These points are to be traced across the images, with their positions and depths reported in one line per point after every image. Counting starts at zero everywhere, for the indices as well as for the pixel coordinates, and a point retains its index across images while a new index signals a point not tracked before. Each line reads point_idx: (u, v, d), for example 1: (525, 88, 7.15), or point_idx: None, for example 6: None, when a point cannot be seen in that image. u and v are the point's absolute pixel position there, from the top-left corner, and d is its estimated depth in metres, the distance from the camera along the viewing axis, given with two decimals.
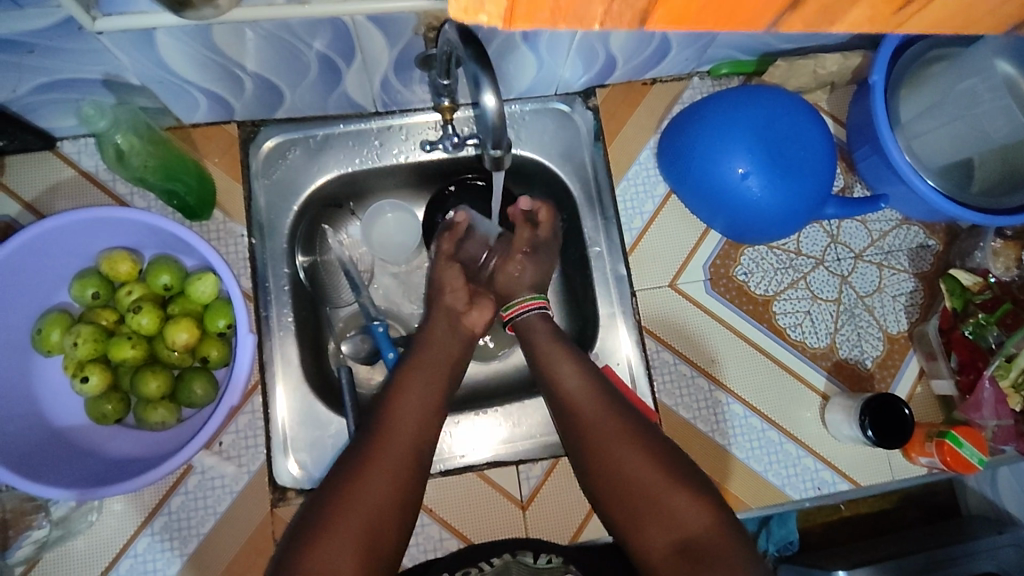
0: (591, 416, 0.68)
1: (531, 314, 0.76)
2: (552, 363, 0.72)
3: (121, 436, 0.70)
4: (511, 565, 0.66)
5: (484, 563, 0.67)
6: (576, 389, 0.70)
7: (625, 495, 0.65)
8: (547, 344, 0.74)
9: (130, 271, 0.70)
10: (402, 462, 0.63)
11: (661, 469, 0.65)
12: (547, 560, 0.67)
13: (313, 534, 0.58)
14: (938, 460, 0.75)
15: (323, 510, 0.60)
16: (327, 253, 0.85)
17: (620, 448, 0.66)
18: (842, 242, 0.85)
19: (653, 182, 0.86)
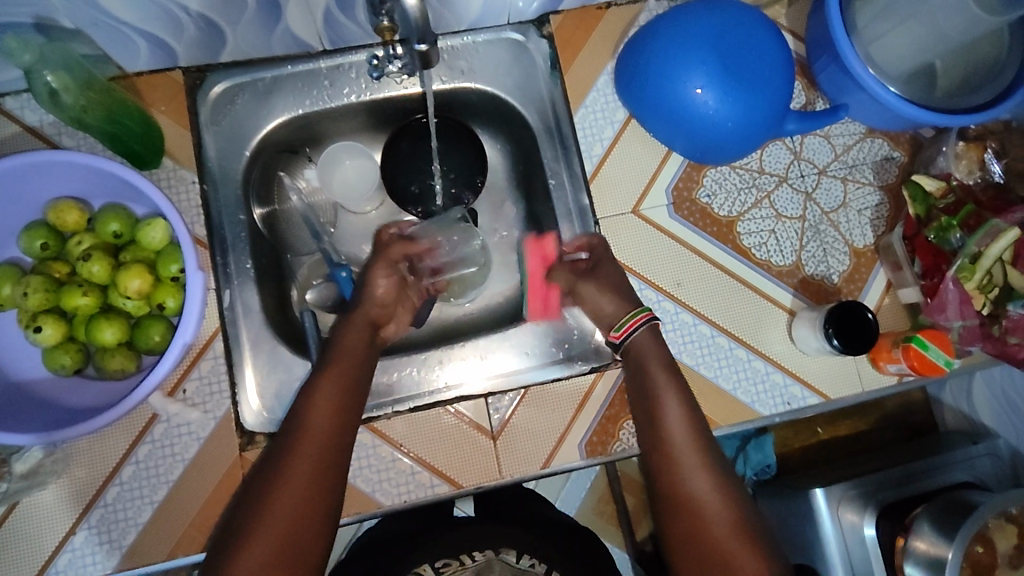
0: (684, 456, 0.66)
1: (642, 329, 0.73)
2: (659, 396, 0.70)
3: (80, 387, 0.69)
4: (494, 563, 0.75)
5: (466, 556, 0.75)
6: (678, 431, 0.68)
7: (689, 544, 0.63)
8: (659, 371, 0.71)
9: (79, 220, 0.69)
10: (331, 448, 0.61)
11: (731, 520, 0.63)
12: (530, 562, 0.75)
13: (239, 541, 0.56)
14: (905, 366, 0.75)
15: (251, 508, 0.58)
16: (286, 203, 0.86)
17: (703, 491, 0.64)
18: (806, 158, 0.84)
19: (612, 109, 0.84)
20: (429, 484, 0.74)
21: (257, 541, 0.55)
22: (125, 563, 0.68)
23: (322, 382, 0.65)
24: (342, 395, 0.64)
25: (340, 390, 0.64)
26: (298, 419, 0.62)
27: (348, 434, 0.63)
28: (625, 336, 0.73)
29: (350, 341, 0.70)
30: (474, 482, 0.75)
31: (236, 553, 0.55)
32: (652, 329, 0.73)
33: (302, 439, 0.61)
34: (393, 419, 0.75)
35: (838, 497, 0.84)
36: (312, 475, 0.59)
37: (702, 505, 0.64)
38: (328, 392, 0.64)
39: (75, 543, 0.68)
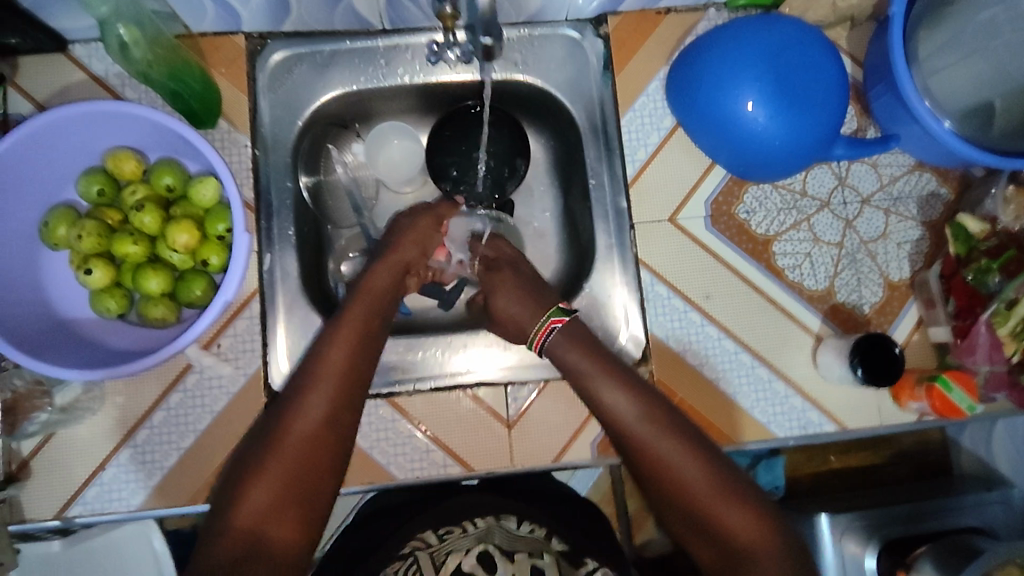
0: (644, 432, 0.64)
1: (554, 335, 0.71)
2: (596, 386, 0.68)
3: (121, 331, 0.73)
4: (494, 529, 0.67)
5: (467, 523, 0.68)
6: (626, 406, 0.66)
7: (677, 512, 0.62)
8: (587, 366, 0.69)
9: (135, 171, 0.73)
10: (344, 393, 0.63)
11: (709, 478, 0.62)
12: (529, 529, 0.68)
13: (247, 480, 0.58)
14: (927, 405, 0.75)
15: (259, 448, 0.60)
16: (331, 174, 0.87)
17: (671, 456, 0.63)
18: (850, 185, 0.84)
19: (660, 115, 0.84)
20: (443, 463, 0.76)
21: (263, 481, 0.58)
22: (150, 502, 0.71)
23: (336, 331, 0.66)
24: (355, 343, 0.66)
25: (352, 338, 0.65)
26: (315, 359, 0.64)
27: (359, 386, 0.64)
28: (544, 341, 0.72)
29: (376, 281, 0.72)
30: (485, 467, 0.76)
31: (243, 492, 0.57)
32: (567, 331, 0.71)
33: (314, 383, 0.62)
34: (414, 396, 0.77)
35: (842, 526, 0.84)
36: (326, 417, 0.61)
37: (677, 474, 0.62)
38: (344, 335, 0.66)
39: (104, 477, 0.71)
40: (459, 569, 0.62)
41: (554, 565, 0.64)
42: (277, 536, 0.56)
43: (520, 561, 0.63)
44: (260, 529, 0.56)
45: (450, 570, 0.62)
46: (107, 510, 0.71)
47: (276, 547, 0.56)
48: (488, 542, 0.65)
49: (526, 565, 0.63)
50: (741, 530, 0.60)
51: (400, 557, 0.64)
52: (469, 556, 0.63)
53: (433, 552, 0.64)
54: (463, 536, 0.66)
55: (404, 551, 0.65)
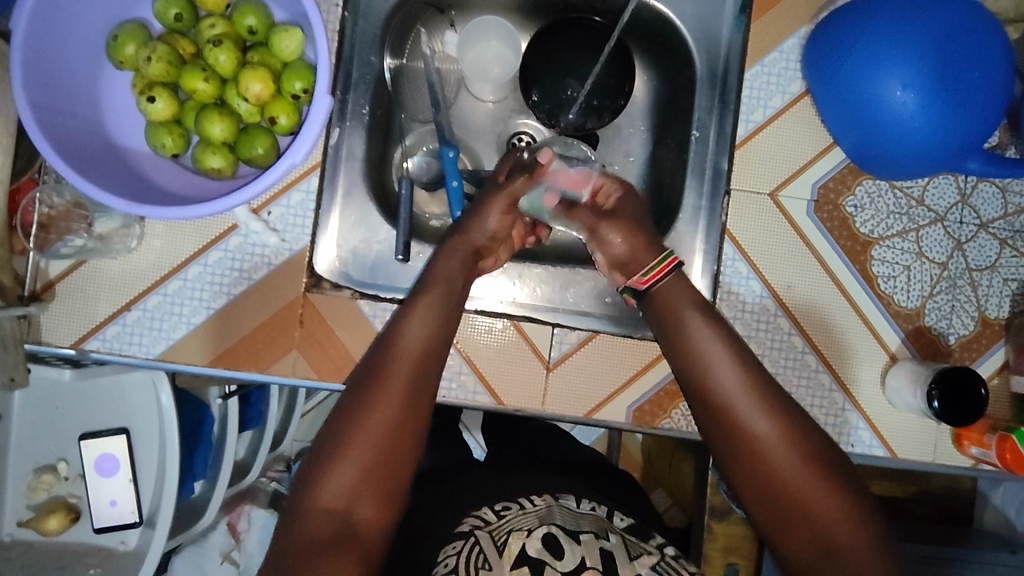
0: (733, 399, 0.58)
1: (667, 277, 0.65)
2: (691, 341, 0.62)
3: (172, 172, 0.68)
4: (554, 508, 0.59)
5: (525, 501, 0.60)
6: (723, 373, 0.59)
7: (763, 493, 0.56)
8: (688, 311, 0.63)
9: (218, 3, 0.66)
10: (428, 366, 0.58)
11: (802, 460, 0.56)
12: (590, 506, 0.62)
13: (330, 454, 0.53)
14: (993, 454, 0.69)
15: (336, 422, 0.55)
16: (416, 59, 0.81)
17: (765, 434, 0.57)
18: (972, 205, 0.76)
19: (788, 78, 0.76)
20: (472, 389, 0.72)
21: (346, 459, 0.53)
22: (169, 354, 0.68)
23: (420, 299, 0.62)
24: (435, 322, 0.61)
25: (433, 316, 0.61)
26: (399, 324, 0.60)
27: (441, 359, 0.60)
28: (652, 283, 0.66)
29: (456, 256, 0.66)
30: (515, 404, 0.73)
31: (327, 467, 0.53)
32: (681, 277, 0.66)
33: (389, 363, 0.57)
34: None
35: None
36: (406, 395, 0.56)
37: (767, 452, 0.56)
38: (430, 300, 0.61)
39: (128, 318, 0.68)
40: (524, 552, 0.53)
41: (622, 545, 0.56)
42: (362, 517, 0.52)
43: (588, 542, 0.54)
44: (346, 508, 0.52)
45: (514, 554, 0.53)
46: (124, 351, 0.68)
47: (361, 530, 0.52)
48: (551, 522, 0.56)
49: (595, 549, 0.54)
50: (839, 522, 0.53)
51: (460, 536, 0.56)
52: (533, 539, 0.54)
53: (493, 532, 0.55)
54: (524, 515, 0.57)
55: (464, 530, 0.56)
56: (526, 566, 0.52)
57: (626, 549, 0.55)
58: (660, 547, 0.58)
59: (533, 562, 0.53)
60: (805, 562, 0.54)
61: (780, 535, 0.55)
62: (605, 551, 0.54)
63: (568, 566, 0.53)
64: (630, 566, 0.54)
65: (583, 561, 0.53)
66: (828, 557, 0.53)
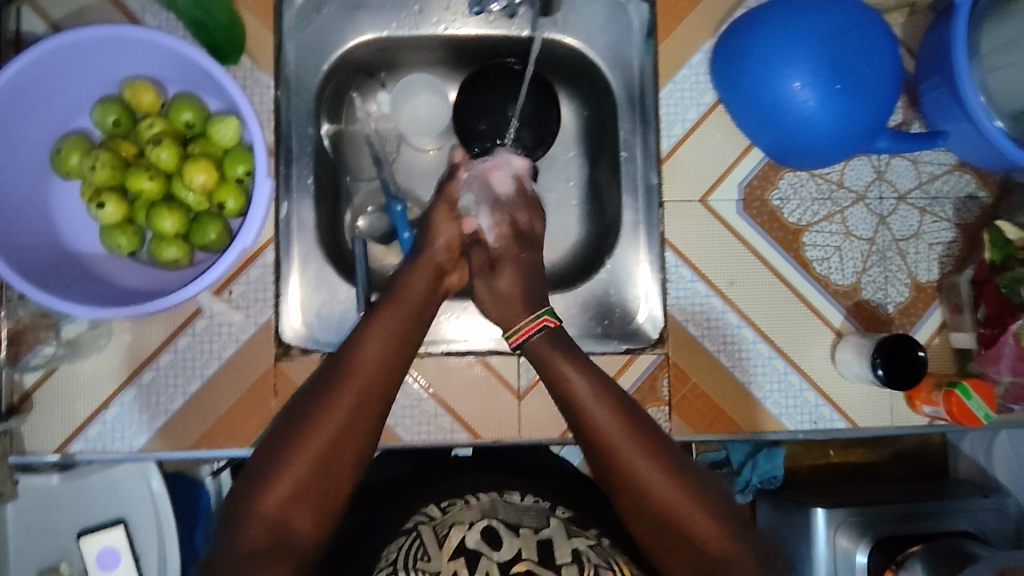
0: (611, 434, 0.62)
1: (537, 335, 0.70)
2: (570, 382, 0.65)
3: (132, 269, 0.70)
4: (498, 504, 0.64)
5: (471, 496, 0.65)
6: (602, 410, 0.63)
7: (644, 520, 0.60)
8: (565, 361, 0.67)
9: (153, 103, 0.69)
10: (384, 377, 0.62)
11: (682, 492, 0.59)
12: (535, 500, 0.66)
13: (279, 459, 0.56)
14: (943, 410, 0.74)
15: (278, 440, 0.58)
16: (353, 124, 0.85)
17: (644, 471, 0.60)
18: (888, 180, 0.81)
19: (701, 90, 0.81)
20: (450, 429, 0.75)
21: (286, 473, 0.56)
22: (153, 444, 0.71)
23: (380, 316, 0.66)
24: (394, 339, 0.64)
25: (392, 337, 0.64)
26: (356, 343, 0.63)
27: (398, 373, 0.63)
28: (521, 342, 0.71)
29: (416, 277, 0.70)
30: (492, 435, 0.76)
31: (270, 479, 0.56)
32: (548, 335, 0.70)
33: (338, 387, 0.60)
34: (425, 360, 0.76)
35: (837, 521, 0.85)
36: (360, 402, 0.59)
37: (649, 489, 0.60)
38: (388, 317, 0.65)
39: (107, 416, 0.70)
40: (463, 544, 0.59)
41: (561, 529, 0.62)
42: (297, 530, 0.55)
43: (527, 535, 0.60)
44: (281, 520, 0.55)
45: (452, 546, 0.58)
46: (108, 448, 0.70)
47: (297, 536, 0.55)
48: (492, 517, 0.61)
49: (532, 540, 0.59)
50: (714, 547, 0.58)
51: (404, 532, 0.61)
52: (473, 532, 0.59)
53: (436, 527, 0.61)
54: (468, 509, 0.63)
55: (409, 525, 0.62)
56: (462, 556, 0.58)
57: (564, 533, 0.61)
58: (597, 536, 0.63)
59: (468, 552, 0.58)
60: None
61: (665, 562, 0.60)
62: (542, 541, 0.60)
63: (505, 556, 0.58)
64: (567, 544, 0.60)
65: (520, 553, 0.58)
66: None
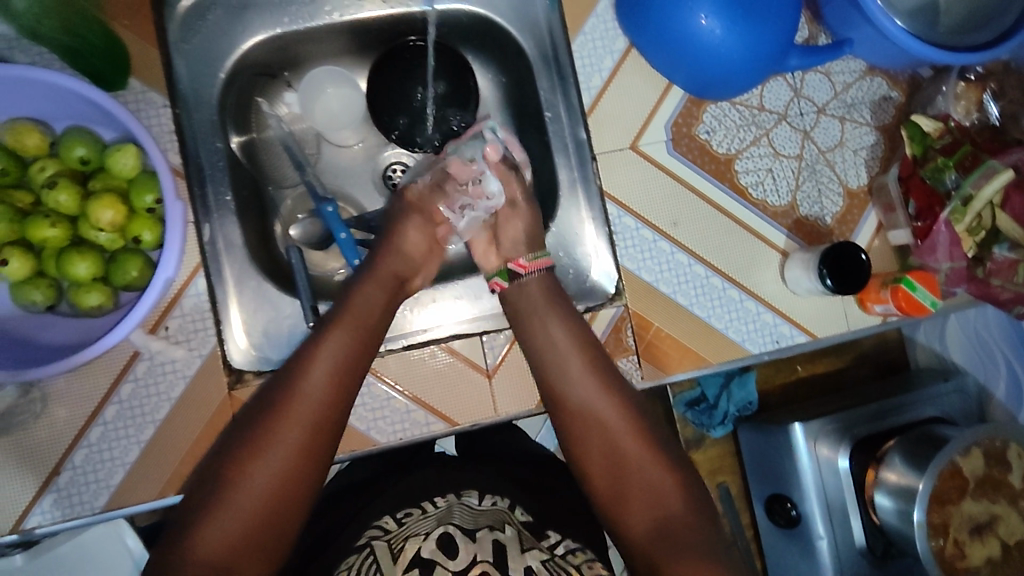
0: (587, 387, 0.66)
1: (538, 274, 0.71)
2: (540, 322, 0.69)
3: (55, 324, 0.66)
4: (454, 508, 0.65)
5: (427, 505, 0.67)
6: (571, 361, 0.67)
7: (606, 467, 0.64)
8: (547, 308, 0.70)
9: (40, 145, 0.64)
10: (324, 418, 0.59)
11: (644, 440, 0.64)
12: (492, 502, 0.68)
13: (209, 513, 0.55)
14: (893, 306, 0.76)
15: (224, 477, 0.56)
16: (265, 130, 0.82)
17: (610, 418, 0.65)
18: (806, 96, 0.82)
19: (612, 37, 0.80)
20: (425, 421, 0.74)
21: (226, 517, 0.54)
22: (116, 501, 0.67)
23: (322, 346, 0.61)
24: (335, 373, 0.60)
25: (334, 371, 0.60)
26: (289, 381, 0.60)
27: (341, 410, 0.60)
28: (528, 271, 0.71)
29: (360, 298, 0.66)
30: (469, 419, 0.75)
31: (210, 519, 0.54)
32: (546, 276, 0.71)
33: (282, 416, 0.57)
34: (387, 358, 0.74)
35: (816, 432, 0.88)
36: (298, 448, 0.57)
37: (613, 434, 0.64)
38: (329, 349, 0.61)
39: (60, 483, 0.66)
40: (418, 555, 0.58)
41: (516, 537, 0.62)
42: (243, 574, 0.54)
43: (482, 539, 0.60)
44: (225, 559, 0.53)
45: (406, 557, 0.58)
46: (69, 515, 0.66)
47: None
48: (448, 522, 0.62)
49: (488, 540, 0.60)
50: (671, 494, 0.62)
51: (357, 549, 0.62)
52: (428, 541, 0.59)
53: (390, 541, 0.61)
54: (424, 519, 0.64)
55: (361, 542, 0.63)
56: (416, 566, 0.57)
57: (519, 541, 0.61)
58: (552, 547, 0.64)
59: (423, 562, 0.57)
60: (638, 526, 0.62)
61: (616, 508, 0.63)
62: (497, 542, 0.60)
63: (460, 563, 0.58)
64: (521, 558, 0.60)
65: (475, 558, 0.58)
66: (657, 524, 0.61)
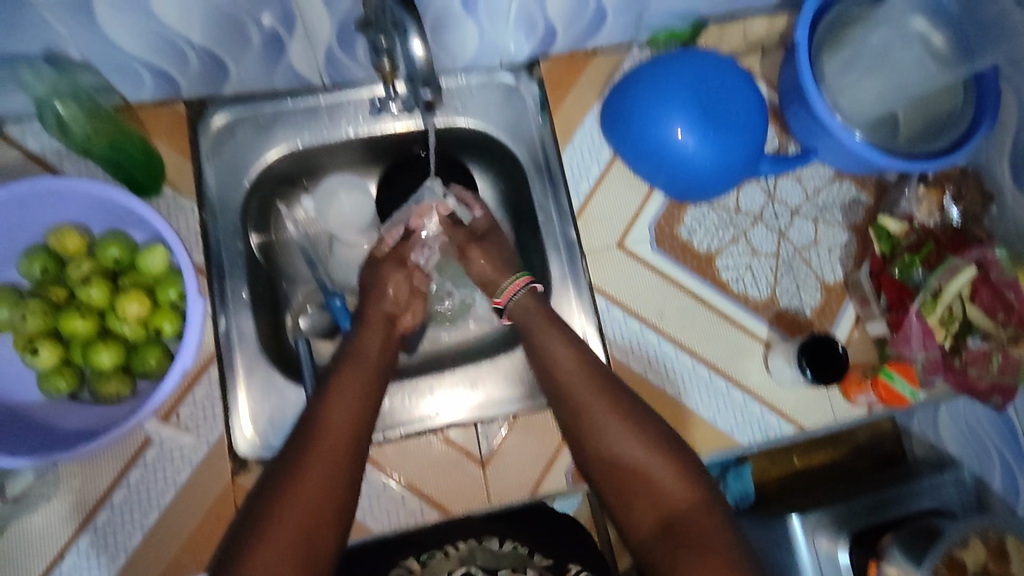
0: (581, 400, 0.68)
1: (521, 293, 0.75)
2: (542, 343, 0.72)
3: (74, 411, 0.70)
4: (475, 550, 0.69)
5: (449, 546, 0.70)
6: (569, 374, 0.69)
7: (615, 476, 0.65)
8: (541, 327, 0.72)
9: (79, 246, 0.71)
10: (352, 442, 0.62)
11: (646, 440, 0.65)
12: (512, 545, 0.70)
13: (256, 533, 0.56)
14: (874, 396, 0.80)
15: (264, 506, 0.57)
16: (282, 232, 0.89)
17: (608, 430, 0.66)
18: (779, 199, 0.89)
19: (598, 148, 0.89)
20: (419, 510, 0.76)
21: (276, 539, 0.55)
22: None
23: (343, 372, 0.67)
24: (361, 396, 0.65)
25: (357, 400, 0.64)
26: (318, 413, 0.63)
27: (365, 437, 0.63)
28: (507, 302, 0.75)
29: (367, 339, 0.71)
30: (463, 508, 0.76)
31: (258, 542, 0.55)
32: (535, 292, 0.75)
33: (317, 443, 0.61)
34: (385, 446, 0.77)
35: (813, 524, 0.87)
36: (331, 466, 0.60)
37: (613, 446, 0.65)
38: (351, 373, 0.66)
39: (64, 567, 0.68)
40: None
41: None
42: None
43: None
44: None
45: None
46: None
47: None
48: (470, 564, 0.67)
49: None
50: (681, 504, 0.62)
51: None
52: None
53: None
54: (447, 559, 0.68)
55: None
56: None
57: None
58: None
59: None
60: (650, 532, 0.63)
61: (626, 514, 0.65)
62: None
63: None
64: None
65: None
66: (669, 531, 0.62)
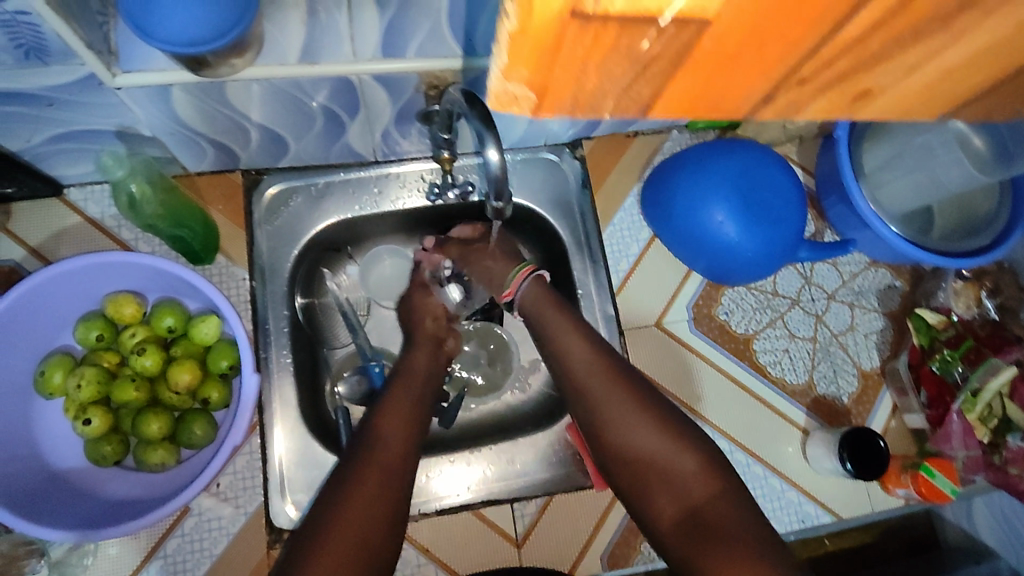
0: (592, 388, 0.66)
1: (529, 282, 0.74)
2: (545, 331, 0.71)
3: (120, 477, 0.72)
4: None
5: None
6: (578, 362, 0.68)
7: (632, 467, 0.63)
8: (546, 318, 0.71)
9: (135, 313, 0.72)
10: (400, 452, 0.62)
11: (663, 429, 0.63)
12: None
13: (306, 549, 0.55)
14: (914, 491, 0.79)
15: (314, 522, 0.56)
16: (325, 295, 0.89)
17: (621, 420, 0.65)
18: (816, 283, 0.90)
19: (638, 227, 0.91)
20: None
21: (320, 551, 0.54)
22: None
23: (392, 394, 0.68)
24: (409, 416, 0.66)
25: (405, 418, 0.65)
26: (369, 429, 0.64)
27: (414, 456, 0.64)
28: (515, 293, 0.74)
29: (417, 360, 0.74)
30: None
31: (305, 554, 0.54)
32: (540, 281, 0.74)
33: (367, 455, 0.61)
34: (421, 523, 0.78)
35: None
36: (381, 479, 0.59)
37: (628, 435, 0.64)
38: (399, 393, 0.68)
39: None
40: None
41: None
42: None
43: None
44: None
45: None
46: None
47: None
48: None
49: None
50: (703, 492, 0.60)
51: None
52: None
53: None
54: None
55: None
56: None
57: None
58: None
59: None
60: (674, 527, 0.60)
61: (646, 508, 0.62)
62: None
63: None
64: None
65: None
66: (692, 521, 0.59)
